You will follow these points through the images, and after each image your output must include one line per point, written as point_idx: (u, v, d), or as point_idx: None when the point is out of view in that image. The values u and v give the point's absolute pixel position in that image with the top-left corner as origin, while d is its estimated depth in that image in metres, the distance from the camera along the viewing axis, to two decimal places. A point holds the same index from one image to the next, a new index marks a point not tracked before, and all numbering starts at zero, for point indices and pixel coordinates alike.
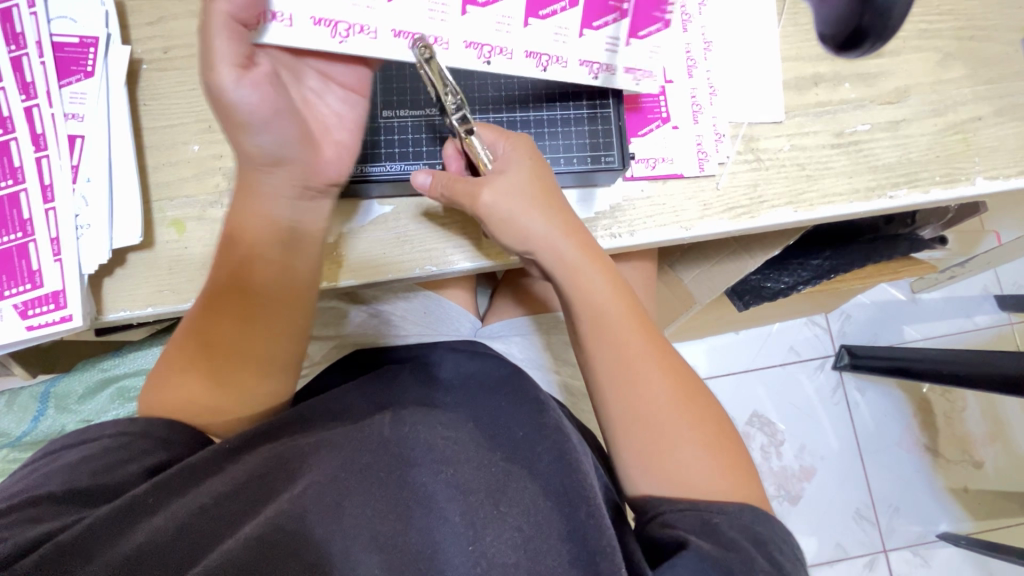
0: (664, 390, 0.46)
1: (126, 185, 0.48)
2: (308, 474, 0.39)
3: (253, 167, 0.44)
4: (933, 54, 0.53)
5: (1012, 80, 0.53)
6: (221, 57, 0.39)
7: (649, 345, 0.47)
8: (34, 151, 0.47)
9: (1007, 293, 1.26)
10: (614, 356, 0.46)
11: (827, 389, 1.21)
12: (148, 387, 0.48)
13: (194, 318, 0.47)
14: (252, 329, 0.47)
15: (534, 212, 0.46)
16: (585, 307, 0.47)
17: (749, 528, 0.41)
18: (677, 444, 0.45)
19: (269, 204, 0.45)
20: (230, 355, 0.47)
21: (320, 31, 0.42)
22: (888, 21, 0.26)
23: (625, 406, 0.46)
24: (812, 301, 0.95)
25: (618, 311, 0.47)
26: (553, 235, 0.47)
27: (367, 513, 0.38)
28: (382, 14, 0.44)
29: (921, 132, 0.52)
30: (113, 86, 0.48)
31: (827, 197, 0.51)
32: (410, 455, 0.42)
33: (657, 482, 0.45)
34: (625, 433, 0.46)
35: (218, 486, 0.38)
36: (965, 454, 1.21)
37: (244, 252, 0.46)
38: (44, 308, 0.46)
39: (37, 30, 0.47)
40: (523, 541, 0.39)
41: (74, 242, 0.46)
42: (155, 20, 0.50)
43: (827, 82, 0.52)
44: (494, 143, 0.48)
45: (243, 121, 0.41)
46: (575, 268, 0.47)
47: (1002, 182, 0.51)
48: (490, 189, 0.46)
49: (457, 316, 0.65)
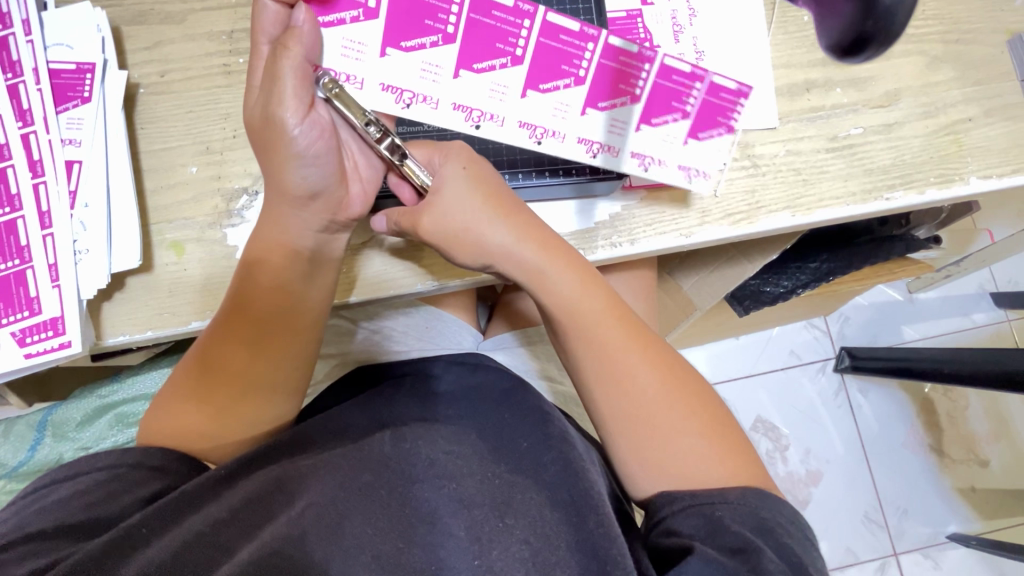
0: (648, 387, 0.45)
1: (124, 208, 0.47)
2: (304, 496, 0.39)
3: (284, 199, 0.45)
4: (922, 58, 0.53)
5: (1000, 81, 0.53)
6: (289, 96, 0.42)
7: (628, 341, 0.46)
8: (32, 178, 0.46)
9: (1002, 290, 1.27)
10: (594, 357, 0.46)
11: (830, 393, 1.21)
12: (150, 415, 0.47)
13: (207, 348, 0.46)
14: (264, 358, 0.47)
15: (488, 224, 0.46)
16: (558, 310, 0.47)
17: (752, 513, 0.41)
18: (668, 437, 0.44)
19: (288, 233, 0.46)
20: (239, 384, 0.47)
21: (387, 96, 0.46)
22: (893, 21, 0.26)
23: (614, 407, 0.45)
24: (811, 305, 0.95)
25: (591, 310, 0.46)
26: (515, 244, 0.46)
27: (370, 532, 0.37)
28: (446, 87, 0.47)
29: (913, 135, 0.52)
30: (111, 111, 0.48)
31: (824, 200, 0.51)
32: (414, 471, 0.41)
33: (654, 479, 0.44)
34: (618, 437, 0.45)
35: (213, 513, 0.38)
36: (970, 452, 1.21)
37: (249, 276, 0.46)
38: (41, 335, 0.45)
39: (33, 58, 0.47)
40: (530, 554, 0.38)
41: (73, 267, 0.46)
42: (151, 45, 0.50)
43: (819, 88, 0.53)
44: (430, 160, 0.47)
45: (293, 155, 0.43)
46: (540, 275, 0.47)
47: (995, 181, 0.52)
48: (435, 211, 0.45)
49: (457, 329, 0.64)
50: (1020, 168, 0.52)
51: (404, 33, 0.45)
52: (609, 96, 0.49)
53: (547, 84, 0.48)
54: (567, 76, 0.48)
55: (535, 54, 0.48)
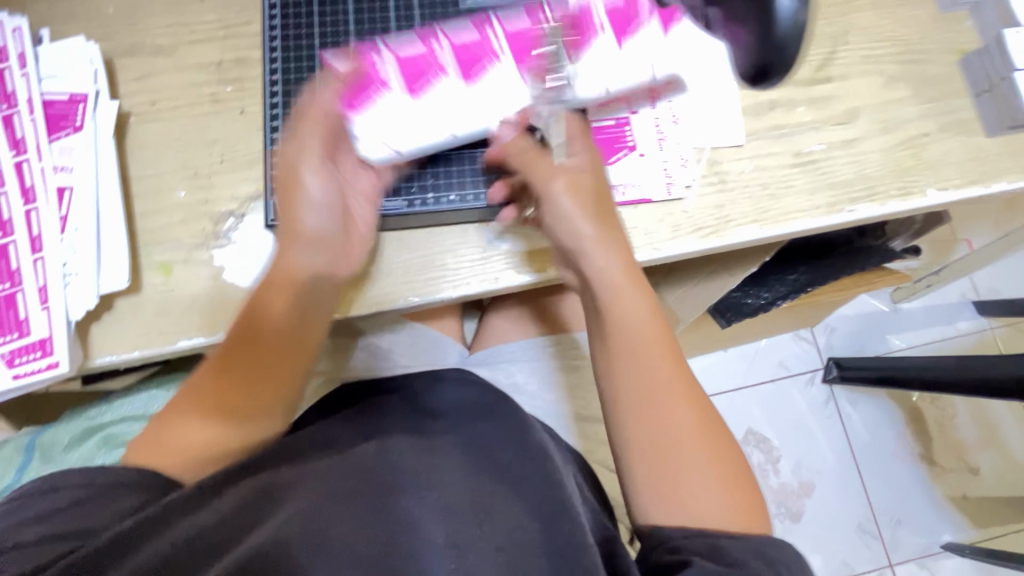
0: (680, 418, 0.43)
1: (114, 231, 0.49)
2: (291, 503, 0.39)
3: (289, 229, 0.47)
4: (879, 77, 0.56)
5: (953, 98, 0.56)
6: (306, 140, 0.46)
7: (676, 377, 0.44)
8: (24, 204, 0.48)
9: (984, 299, 1.29)
10: (642, 387, 0.44)
11: (819, 403, 1.22)
12: (146, 432, 0.48)
13: (209, 372, 0.47)
14: (264, 385, 0.48)
15: (588, 216, 0.46)
16: (618, 329, 0.45)
17: (754, 546, 0.41)
18: (694, 484, 0.43)
19: (290, 263, 0.47)
20: (238, 406, 0.47)
21: (426, 131, 0.49)
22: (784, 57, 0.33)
23: (646, 441, 0.43)
24: (795, 315, 0.97)
25: (652, 338, 0.45)
26: (605, 242, 0.46)
27: (354, 534, 0.38)
28: (466, 101, 0.50)
29: (873, 149, 0.55)
30: (103, 138, 0.50)
31: (791, 213, 0.53)
32: (398, 481, 0.42)
33: (668, 522, 0.43)
34: (641, 472, 0.44)
35: (202, 517, 0.38)
36: (960, 460, 1.21)
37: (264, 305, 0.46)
38: (29, 356, 0.46)
39: (28, 89, 0.49)
40: (505, 559, 0.39)
41: (63, 290, 0.47)
42: (142, 76, 0.53)
43: (782, 107, 0.55)
44: (572, 138, 0.49)
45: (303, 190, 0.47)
46: (613, 289, 0.46)
47: (953, 192, 0.54)
48: (558, 188, 0.46)
49: (442, 344, 0.65)
50: (976, 180, 0.54)
51: (418, 87, 0.49)
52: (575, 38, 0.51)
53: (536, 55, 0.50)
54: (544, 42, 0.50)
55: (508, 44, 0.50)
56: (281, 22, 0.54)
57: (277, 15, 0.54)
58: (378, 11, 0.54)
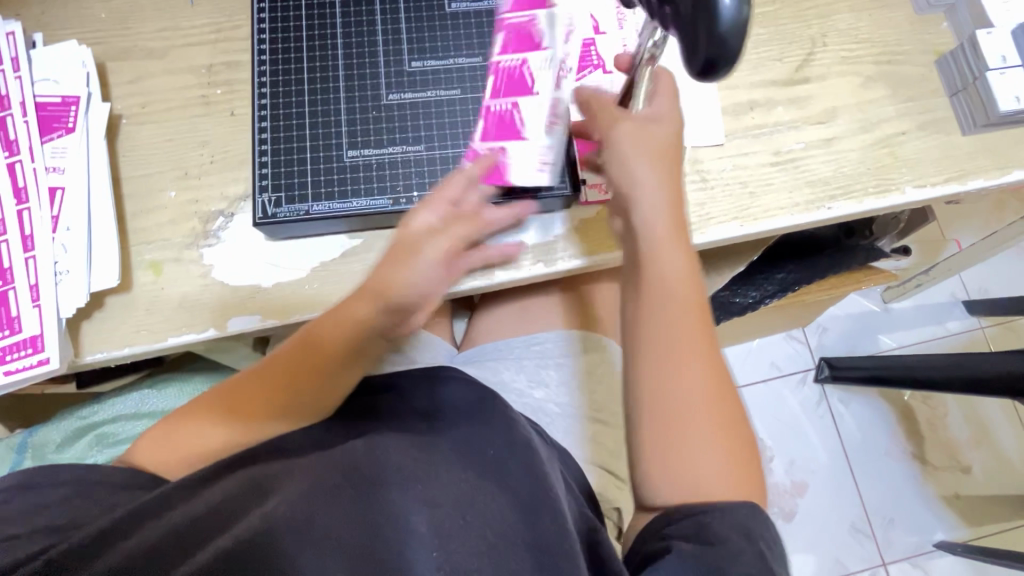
0: (696, 387, 0.44)
1: (105, 231, 0.50)
2: (276, 496, 0.41)
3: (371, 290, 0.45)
4: (856, 78, 0.57)
5: (930, 98, 0.57)
6: (437, 199, 0.46)
7: (700, 332, 0.46)
8: (17, 205, 0.49)
9: (974, 298, 1.30)
10: (669, 332, 0.45)
11: (811, 403, 1.23)
12: (170, 423, 0.48)
13: (244, 378, 0.48)
14: (292, 399, 0.46)
15: (645, 161, 0.47)
16: (655, 274, 0.46)
17: (735, 523, 0.42)
18: (694, 433, 0.44)
19: (354, 314, 0.45)
20: (261, 410, 0.47)
21: (555, 128, 0.51)
22: (728, 49, 0.35)
23: (662, 387, 0.45)
24: (785, 314, 0.98)
25: (686, 288, 0.46)
26: (655, 190, 0.47)
27: (338, 524, 0.40)
28: (544, 97, 0.51)
29: (851, 148, 0.56)
30: (94, 140, 0.51)
31: (770, 211, 0.54)
32: (384, 475, 0.44)
33: (666, 471, 0.44)
34: (653, 417, 0.45)
35: (188, 509, 0.40)
36: (952, 459, 1.22)
37: (320, 325, 0.46)
38: (21, 353, 0.47)
39: (20, 92, 0.50)
40: (486, 548, 0.41)
41: (53, 288, 0.48)
42: (134, 79, 0.54)
43: (762, 107, 0.56)
44: (655, 96, 0.49)
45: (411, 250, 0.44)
46: (655, 233, 0.47)
47: (929, 190, 0.55)
48: (627, 129, 0.47)
49: (432, 343, 0.66)
50: (952, 177, 0.55)
51: (504, 133, 0.51)
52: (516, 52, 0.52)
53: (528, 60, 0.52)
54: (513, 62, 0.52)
55: (510, 84, 0.52)
56: (269, 16, 0.54)
57: (264, 9, 0.54)
58: (364, 5, 0.54)
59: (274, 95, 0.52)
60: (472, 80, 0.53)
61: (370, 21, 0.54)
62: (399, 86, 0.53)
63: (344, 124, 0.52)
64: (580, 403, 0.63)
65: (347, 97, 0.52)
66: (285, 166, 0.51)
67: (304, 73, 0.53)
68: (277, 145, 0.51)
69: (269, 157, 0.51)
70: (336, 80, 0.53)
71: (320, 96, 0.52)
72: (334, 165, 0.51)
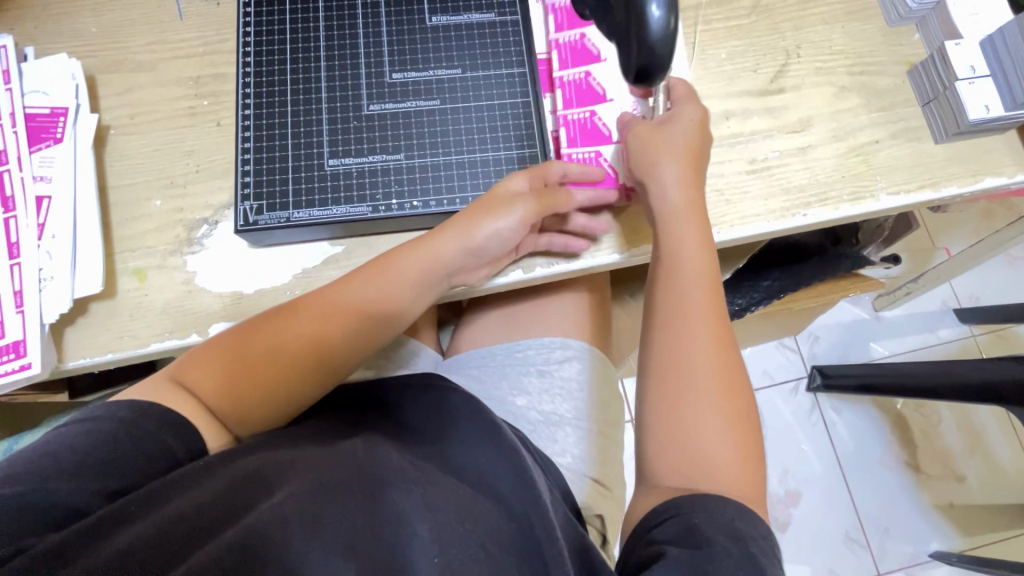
0: (708, 359, 0.46)
1: (90, 238, 0.51)
2: (284, 487, 0.39)
3: (448, 243, 0.49)
4: (830, 88, 0.59)
5: (903, 107, 0.58)
6: (529, 176, 0.51)
7: (711, 311, 0.47)
8: (4, 213, 0.50)
9: (965, 306, 1.30)
10: (680, 313, 0.47)
11: (804, 411, 1.23)
12: (189, 363, 0.47)
13: (274, 328, 0.48)
14: (316, 367, 0.48)
15: (666, 158, 0.49)
16: (668, 255, 0.49)
17: (725, 523, 0.40)
18: (698, 415, 0.45)
19: (419, 269, 0.49)
20: (286, 372, 0.47)
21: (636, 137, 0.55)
22: (655, 53, 0.40)
23: (668, 363, 0.46)
24: (775, 321, 0.98)
25: (698, 270, 0.48)
26: (671, 180, 0.49)
27: (345, 522, 0.38)
28: (617, 105, 0.54)
29: (826, 157, 0.57)
30: (82, 149, 0.52)
31: (746, 218, 0.55)
32: (386, 477, 0.43)
33: (669, 449, 0.45)
34: (661, 392, 0.46)
35: (198, 497, 0.37)
36: (947, 468, 1.21)
37: (382, 274, 0.49)
38: (3, 358, 0.47)
39: (11, 104, 0.52)
40: (485, 557, 0.40)
41: (37, 294, 0.48)
42: (123, 91, 0.55)
43: (738, 117, 0.58)
44: (678, 99, 0.52)
45: (493, 214, 0.49)
46: (670, 216, 0.49)
47: (903, 197, 0.56)
48: (641, 132, 0.51)
49: (418, 350, 0.67)
50: (925, 185, 0.56)
51: (588, 141, 0.54)
52: (576, 64, 0.55)
53: (587, 68, 0.55)
54: (578, 71, 0.55)
55: (580, 95, 0.55)
56: (255, 30, 0.55)
57: (250, 22, 0.55)
58: (347, 19, 0.56)
59: (258, 106, 0.53)
60: (451, 90, 0.55)
61: (352, 34, 0.55)
62: (380, 97, 0.54)
63: (325, 134, 0.53)
64: (562, 410, 0.63)
65: (330, 108, 0.54)
66: (268, 174, 0.52)
67: (288, 85, 0.54)
68: (259, 154, 0.52)
69: (251, 165, 0.52)
70: (319, 90, 0.54)
71: (303, 107, 0.53)
72: (315, 174, 0.52)
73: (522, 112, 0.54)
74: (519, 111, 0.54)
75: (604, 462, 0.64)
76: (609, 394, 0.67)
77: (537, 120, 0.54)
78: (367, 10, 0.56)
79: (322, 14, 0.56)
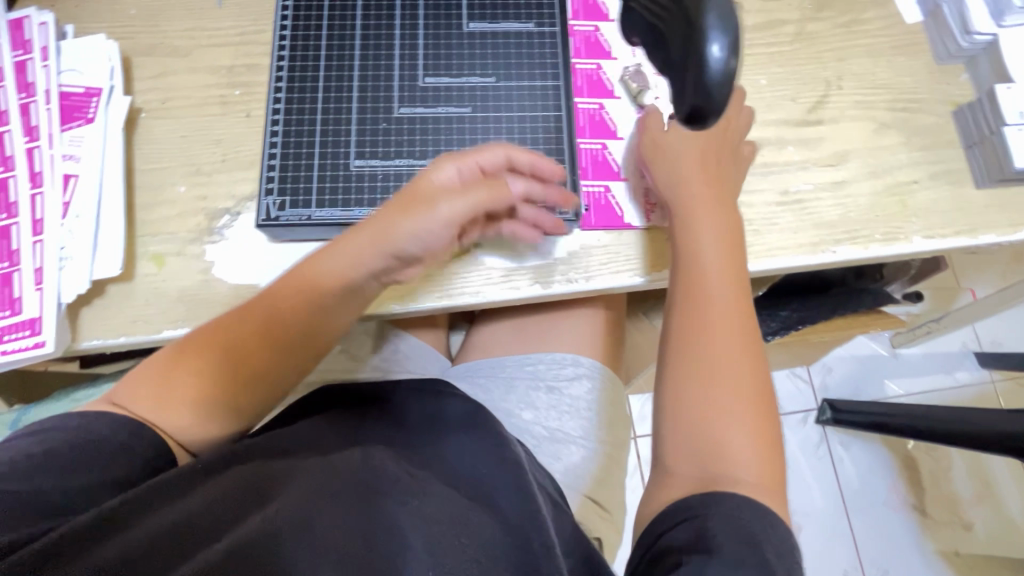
0: (729, 360, 0.44)
1: (113, 220, 0.51)
2: (278, 499, 0.38)
3: (374, 238, 0.46)
4: (870, 123, 0.57)
5: (945, 148, 0.57)
6: (453, 165, 0.47)
7: (734, 307, 0.46)
8: (31, 188, 0.50)
9: (986, 351, 1.27)
10: (699, 309, 0.46)
11: (811, 444, 1.20)
12: (137, 378, 0.46)
13: (209, 331, 0.46)
14: (261, 364, 0.47)
15: (686, 151, 0.50)
16: (687, 248, 0.48)
17: (742, 530, 0.38)
18: (719, 415, 0.43)
19: (344, 269, 0.46)
20: (229, 377, 0.46)
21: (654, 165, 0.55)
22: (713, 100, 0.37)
23: (689, 362, 0.45)
24: (789, 352, 0.96)
25: (717, 265, 0.47)
26: (691, 174, 0.49)
27: (337, 527, 0.37)
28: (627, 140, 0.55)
29: (860, 193, 0.55)
30: (112, 131, 0.53)
31: (773, 250, 0.53)
32: (381, 487, 0.42)
33: (690, 454, 0.43)
34: (681, 392, 0.44)
35: (188, 506, 0.37)
36: (954, 515, 1.18)
37: (313, 266, 0.46)
38: (19, 334, 0.48)
39: (47, 81, 0.52)
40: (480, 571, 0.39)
41: (57, 272, 0.49)
42: (156, 75, 0.56)
43: (772, 146, 0.56)
44: None
45: (421, 215, 0.45)
46: (689, 208, 0.48)
47: (937, 241, 0.54)
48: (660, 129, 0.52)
49: (425, 354, 0.66)
50: (962, 230, 0.54)
51: (600, 172, 0.54)
52: (590, 97, 0.56)
53: (601, 102, 0.56)
54: (592, 105, 0.56)
55: (593, 127, 0.55)
56: (291, 23, 0.55)
57: (287, 16, 0.55)
58: (384, 19, 0.55)
59: (288, 101, 0.53)
60: (482, 99, 0.54)
61: (388, 35, 0.55)
62: (411, 101, 0.54)
63: (353, 134, 0.53)
64: (567, 427, 0.62)
65: (359, 108, 0.53)
66: (293, 170, 0.52)
67: (320, 81, 0.54)
68: (286, 149, 0.52)
69: (277, 160, 0.52)
70: (350, 89, 0.54)
71: (333, 105, 0.53)
72: (340, 173, 0.52)
73: (552, 126, 0.54)
74: (549, 125, 0.54)
75: (605, 484, 0.63)
76: (614, 415, 0.65)
77: (567, 136, 0.53)
78: (404, 11, 0.56)
79: (359, 12, 0.55)
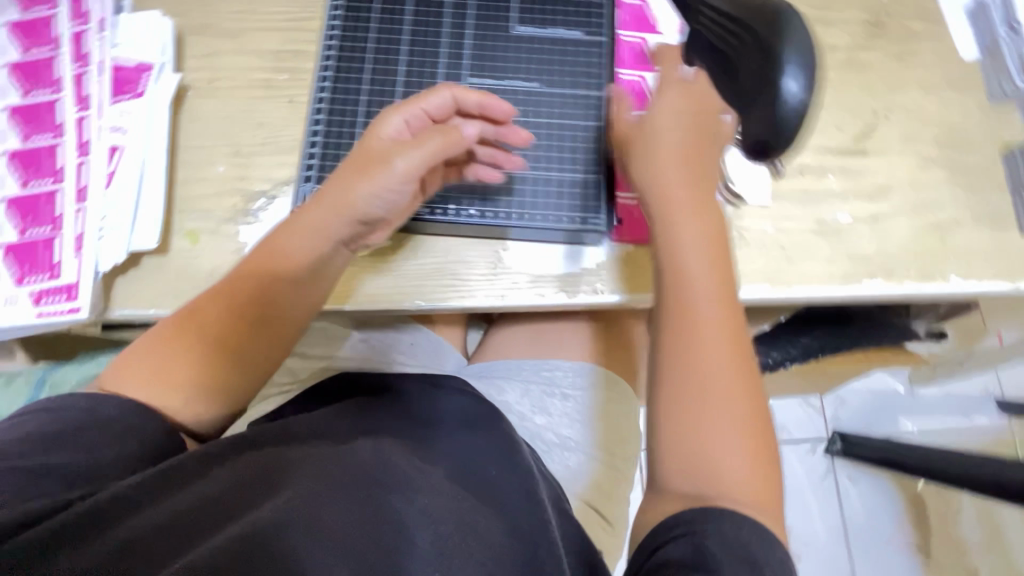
0: (721, 374, 0.41)
1: (153, 194, 0.52)
2: (289, 488, 0.38)
3: (331, 196, 0.46)
4: (915, 157, 0.56)
5: (992, 189, 0.55)
6: (398, 116, 0.48)
7: (719, 312, 0.42)
8: (78, 156, 0.51)
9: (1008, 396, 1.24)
10: (679, 316, 0.42)
11: (817, 474, 1.19)
12: (133, 356, 0.46)
13: (198, 308, 0.47)
14: (258, 342, 0.47)
15: (671, 135, 0.45)
16: (666, 245, 0.43)
17: (741, 550, 0.36)
18: (705, 433, 0.40)
19: (311, 238, 0.46)
20: (228, 356, 0.46)
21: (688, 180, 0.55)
22: None
23: (676, 373, 0.41)
24: (805, 379, 0.95)
25: (696, 264, 0.43)
26: (671, 162, 0.44)
27: (345, 519, 0.37)
28: None
29: (899, 228, 0.54)
30: (159, 106, 0.54)
31: (804, 278, 0.53)
32: (387, 481, 0.42)
33: (678, 475, 0.41)
34: (668, 410, 0.41)
35: (200, 493, 0.37)
36: (959, 560, 1.15)
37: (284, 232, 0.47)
38: (55, 298, 0.49)
39: (101, 53, 0.53)
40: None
41: (96, 241, 0.50)
42: (205, 55, 0.56)
43: (812, 173, 0.56)
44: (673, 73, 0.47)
45: (375, 177, 0.46)
46: (666, 197, 0.44)
47: (974, 283, 0.53)
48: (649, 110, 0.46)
49: (443, 350, 0.67)
50: (1001, 275, 0.53)
51: None
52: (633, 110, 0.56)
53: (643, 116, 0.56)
54: None
55: None
56: (342, 15, 0.55)
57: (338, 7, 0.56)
58: (433, 17, 0.56)
59: (334, 91, 0.54)
60: (524, 103, 0.54)
61: (436, 33, 0.55)
62: None
63: None
64: (578, 436, 0.62)
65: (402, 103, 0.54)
66: (332, 160, 0.52)
67: (366, 74, 0.54)
68: (327, 138, 0.53)
69: (318, 149, 0.53)
70: (395, 83, 0.54)
71: (377, 98, 0.54)
72: None
73: (592, 136, 0.54)
74: (589, 135, 0.54)
75: (612, 496, 0.63)
76: (626, 428, 0.65)
77: (606, 147, 0.53)
78: (453, 10, 0.56)
79: (409, 8, 0.56)
